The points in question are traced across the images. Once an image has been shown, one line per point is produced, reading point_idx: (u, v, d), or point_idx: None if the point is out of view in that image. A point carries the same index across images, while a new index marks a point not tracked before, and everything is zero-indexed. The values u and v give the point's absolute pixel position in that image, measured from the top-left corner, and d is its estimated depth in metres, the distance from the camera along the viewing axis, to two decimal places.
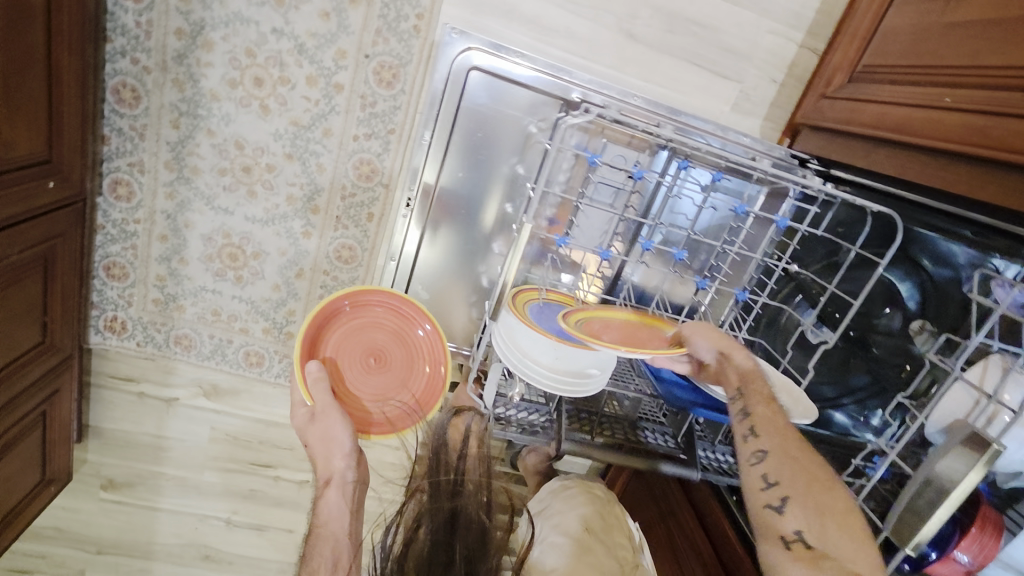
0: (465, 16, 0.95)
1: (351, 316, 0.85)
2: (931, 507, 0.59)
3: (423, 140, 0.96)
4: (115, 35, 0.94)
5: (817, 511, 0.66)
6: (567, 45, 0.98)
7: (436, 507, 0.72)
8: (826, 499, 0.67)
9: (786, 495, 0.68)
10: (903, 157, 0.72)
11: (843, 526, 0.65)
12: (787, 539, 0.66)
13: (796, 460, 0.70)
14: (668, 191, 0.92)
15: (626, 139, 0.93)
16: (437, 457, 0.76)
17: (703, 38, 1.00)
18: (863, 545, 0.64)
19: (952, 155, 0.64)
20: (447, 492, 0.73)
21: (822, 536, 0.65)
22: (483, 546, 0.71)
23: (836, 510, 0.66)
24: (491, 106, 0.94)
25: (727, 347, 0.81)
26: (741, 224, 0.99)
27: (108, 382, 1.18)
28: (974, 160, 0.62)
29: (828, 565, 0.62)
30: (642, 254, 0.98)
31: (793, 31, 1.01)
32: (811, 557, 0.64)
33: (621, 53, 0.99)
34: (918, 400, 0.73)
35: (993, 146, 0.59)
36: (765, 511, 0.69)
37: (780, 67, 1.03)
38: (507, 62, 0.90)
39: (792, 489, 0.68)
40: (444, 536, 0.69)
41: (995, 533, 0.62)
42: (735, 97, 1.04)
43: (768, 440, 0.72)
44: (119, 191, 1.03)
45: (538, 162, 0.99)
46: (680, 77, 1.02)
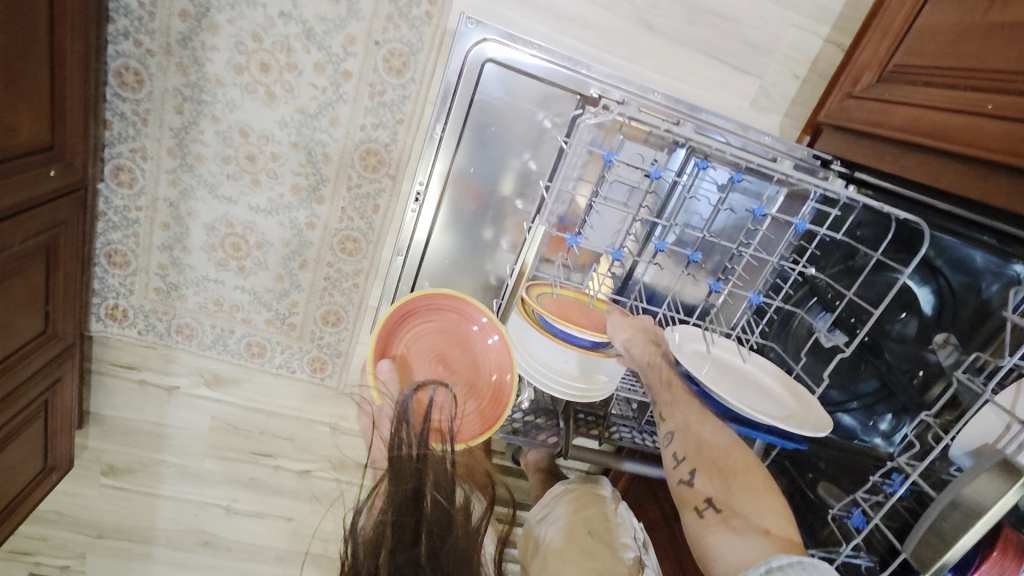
0: (479, 3, 0.92)
1: (422, 317, 0.84)
2: (956, 532, 0.58)
3: (434, 133, 0.93)
4: (117, 16, 0.90)
5: (721, 475, 0.68)
6: (583, 35, 0.94)
7: (399, 490, 0.61)
8: (729, 460, 0.70)
9: (694, 467, 0.71)
10: (937, 165, 0.69)
11: (748, 484, 0.67)
12: (701, 509, 0.67)
13: (696, 430, 0.74)
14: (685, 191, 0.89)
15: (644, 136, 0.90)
16: (397, 430, 0.64)
17: (725, 31, 0.97)
18: (768, 498, 0.66)
19: (993, 165, 0.61)
20: (412, 470, 0.62)
21: (730, 498, 0.66)
22: (450, 527, 0.62)
23: (740, 469, 0.69)
24: (505, 99, 0.91)
25: (634, 342, 0.81)
26: (758, 225, 0.95)
27: (109, 369, 1.17)
28: (1016, 171, 0.59)
29: (739, 523, 0.63)
30: (655, 254, 0.95)
31: (817, 26, 0.97)
32: (724, 520, 0.64)
33: (639, 45, 0.96)
34: (943, 418, 0.71)
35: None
36: (681, 487, 0.71)
37: (803, 63, 0.99)
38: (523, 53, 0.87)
39: (697, 461, 0.71)
40: (410, 516, 0.60)
41: (1017, 557, 0.60)
42: (755, 93, 1.01)
43: (671, 420, 0.76)
44: (121, 177, 1.01)
45: (552, 158, 0.96)
46: (699, 72, 0.99)
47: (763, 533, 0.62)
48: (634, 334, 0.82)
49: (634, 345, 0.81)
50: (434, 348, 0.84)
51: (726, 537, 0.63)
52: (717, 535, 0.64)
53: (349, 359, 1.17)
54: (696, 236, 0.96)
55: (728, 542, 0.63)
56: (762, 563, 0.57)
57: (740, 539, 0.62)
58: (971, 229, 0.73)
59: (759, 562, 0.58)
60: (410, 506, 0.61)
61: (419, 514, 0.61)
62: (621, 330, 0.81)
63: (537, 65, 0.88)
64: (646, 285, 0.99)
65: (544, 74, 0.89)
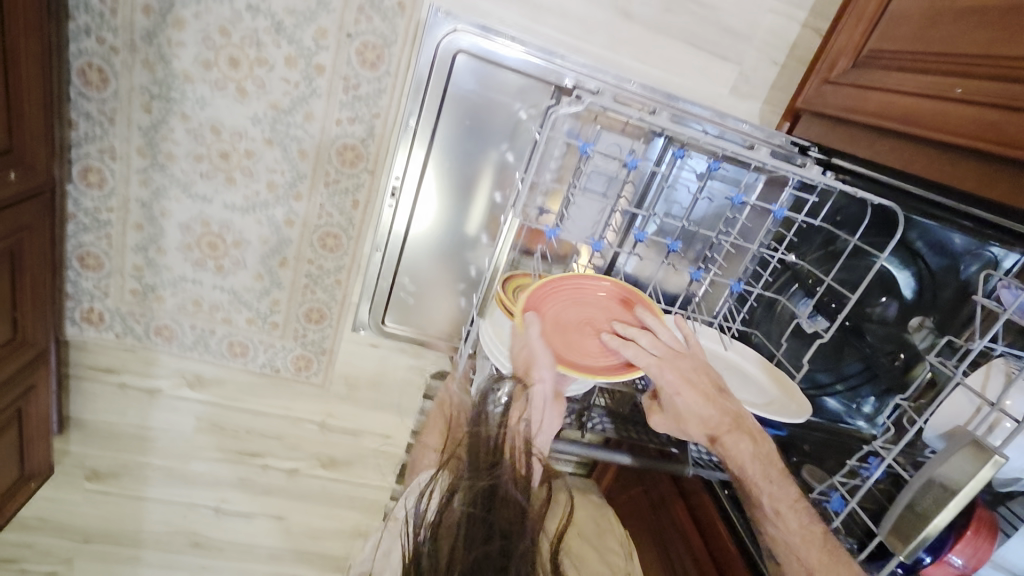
0: None
1: (587, 288, 0.76)
2: (931, 512, 0.59)
3: (409, 126, 0.92)
4: (77, 12, 0.88)
5: None
6: (560, 24, 0.93)
7: (474, 483, 0.66)
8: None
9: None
10: (909, 150, 0.70)
11: None
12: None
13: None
14: (663, 180, 0.89)
15: (620, 127, 0.90)
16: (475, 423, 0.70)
17: (702, 18, 0.96)
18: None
19: (962, 150, 0.62)
20: (486, 464, 0.67)
21: None
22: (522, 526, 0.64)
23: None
24: (481, 92, 0.90)
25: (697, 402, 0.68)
26: (738, 214, 0.95)
27: (87, 374, 1.15)
28: (984, 157, 0.60)
29: None
30: (636, 245, 0.95)
31: (795, 11, 0.97)
32: None
33: (616, 33, 0.95)
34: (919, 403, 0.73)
35: (1005, 142, 0.56)
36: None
37: (781, 49, 0.99)
38: (497, 44, 0.86)
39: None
40: (482, 511, 0.64)
41: (989, 536, 0.62)
42: (734, 80, 1.00)
43: (787, 565, 0.63)
44: (90, 177, 0.98)
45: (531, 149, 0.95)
46: (677, 59, 0.98)
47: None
48: (705, 431, 0.68)
49: (728, 454, 0.67)
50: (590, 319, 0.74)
51: None
52: None
53: (334, 356, 1.16)
54: (676, 226, 0.96)
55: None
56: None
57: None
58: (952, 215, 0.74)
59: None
60: (483, 500, 0.65)
61: (491, 511, 0.64)
62: (696, 425, 0.68)
63: (513, 57, 0.87)
64: (628, 274, 0.99)
65: (520, 66, 0.88)
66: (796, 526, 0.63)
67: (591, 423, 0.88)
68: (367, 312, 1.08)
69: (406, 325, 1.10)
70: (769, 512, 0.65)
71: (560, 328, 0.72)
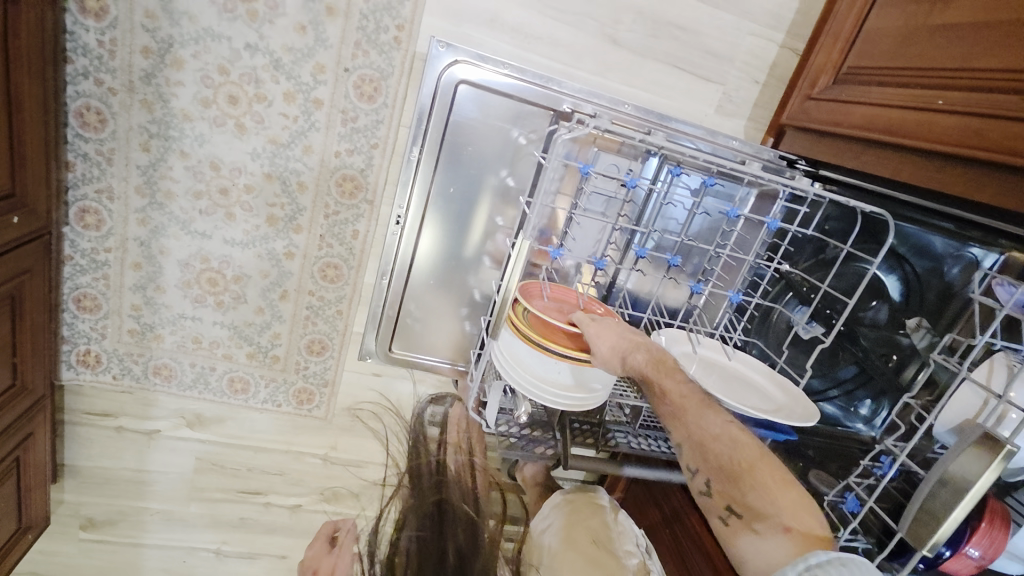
0: (447, 26, 0.93)
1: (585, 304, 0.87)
2: (947, 507, 0.60)
3: (411, 156, 0.94)
4: (75, 56, 0.88)
5: (706, 450, 0.69)
6: (551, 52, 0.96)
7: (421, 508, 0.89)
8: (739, 464, 0.66)
9: (711, 477, 0.68)
10: (895, 159, 0.73)
11: (727, 433, 0.69)
12: (724, 518, 0.66)
13: (700, 433, 0.70)
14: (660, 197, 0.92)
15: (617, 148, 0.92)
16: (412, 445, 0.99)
17: (686, 42, 1.00)
18: (784, 490, 0.64)
19: (948, 157, 0.65)
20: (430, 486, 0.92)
21: (722, 470, 0.67)
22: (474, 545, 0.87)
23: (750, 469, 0.66)
24: (480, 119, 0.93)
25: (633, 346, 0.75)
26: (734, 226, 0.98)
27: (84, 419, 1.13)
28: (968, 162, 0.63)
29: (761, 525, 0.63)
30: (636, 261, 0.97)
31: (773, 33, 1.01)
32: (747, 524, 0.64)
33: (606, 59, 0.98)
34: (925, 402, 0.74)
35: (988, 148, 0.60)
36: (701, 499, 0.69)
37: (762, 69, 1.04)
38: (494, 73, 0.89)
39: (708, 469, 0.68)
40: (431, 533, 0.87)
41: (1003, 525, 0.63)
42: (718, 99, 1.04)
43: (675, 431, 0.72)
44: (87, 219, 0.98)
45: (530, 173, 0.97)
46: (664, 82, 1.02)
47: (784, 530, 0.61)
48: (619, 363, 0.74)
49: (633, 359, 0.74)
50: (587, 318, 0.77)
51: (753, 544, 0.63)
52: (743, 543, 0.64)
53: (336, 387, 1.16)
54: (674, 241, 0.98)
55: (755, 546, 0.62)
56: (800, 562, 0.56)
57: (767, 543, 0.62)
58: (929, 217, 0.77)
59: (796, 558, 0.57)
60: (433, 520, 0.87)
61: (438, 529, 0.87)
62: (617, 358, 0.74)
63: (509, 84, 0.90)
64: (630, 292, 1.01)
65: (517, 92, 0.91)
66: (675, 390, 0.72)
67: (603, 439, 0.89)
68: (372, 340, 1.09)
69: (410, 351, 1.10)
70: (655, 390, 0.73)
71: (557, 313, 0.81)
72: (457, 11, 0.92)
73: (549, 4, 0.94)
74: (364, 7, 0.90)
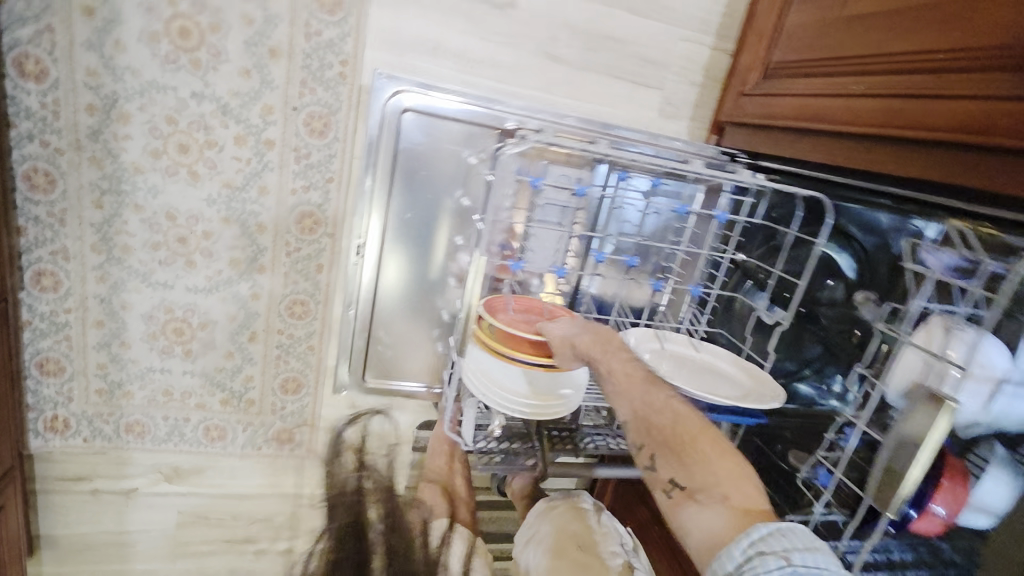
0: (389, 58, 0.95)
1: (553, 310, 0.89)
2: (904, 467, 0.63)
3: (365, 187, 0.95)
4: (19, 120, 0.88)
5: (653, 425, 0.70)
6: (494, 74, 1.00)
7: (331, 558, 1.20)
8: (680, 437, 0.68)
9: (655, 454, 0.69)
10: (829, 144, 0.77)
11: (671, 408, 0.71)
12: (667, 491, 0.66)
13: (644, 409, 0.72)
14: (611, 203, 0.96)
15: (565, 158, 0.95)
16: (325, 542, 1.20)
17: (623, 52, 1.04)
18: (723, 460, 0.64)
19: (876, 137, 0.69)
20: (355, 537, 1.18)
21: (668, 445, 0.68)
22: None
23: (691, 441, 0.67)
24: (429, 144, 0.95)
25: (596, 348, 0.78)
26: (689, 224, 1.02)
27: (56, 486, 1.09)
28: (894, 140, 0.67)
29: (704, 496, 0.63)
30: (596, 265, 1.01)
31: (703, 36, 1.07)
32: (689, 496, 0.64)
33: (547, 75, 1.02)
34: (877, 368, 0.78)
35: (913, 125, 0.64)
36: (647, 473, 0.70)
37: (697, 71, 1.08)
38: (438, 99, 0.92)
39: (653, 444, 0.69)
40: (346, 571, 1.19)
41: (964, 480, 0.66)
42: (659, 103, 1.09)
43: (620, 409, 0.74)
44: (43, 282, 0.96)
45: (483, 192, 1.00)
46: (605, 92, 1.06)
47: (724, 502, 0.61)
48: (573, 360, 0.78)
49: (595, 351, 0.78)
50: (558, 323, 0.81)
51: (693, 515, 0.63)
52: (685, 515, 0.63)
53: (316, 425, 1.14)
54: (631, 243, 1.01)
55: (696, 516, 0.62)
56: (744, 538, 0.57)
57: (706, 512, 0.62)
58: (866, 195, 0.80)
59: (741, 532, 0.58)
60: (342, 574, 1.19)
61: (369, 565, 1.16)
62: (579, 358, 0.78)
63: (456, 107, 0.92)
64: (592, 294, 1.02)
65: (462, 115, 0.94)
66: (622, 371, 0.75)
67: (584, 442, 0.91)
68: (345, 370, 1.08)
69: (384, 379, 1.10)
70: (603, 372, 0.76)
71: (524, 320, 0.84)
72: (398, 42, 0.94)
73: (487, 28, 0.97)
74: (306, 46, 0.92)
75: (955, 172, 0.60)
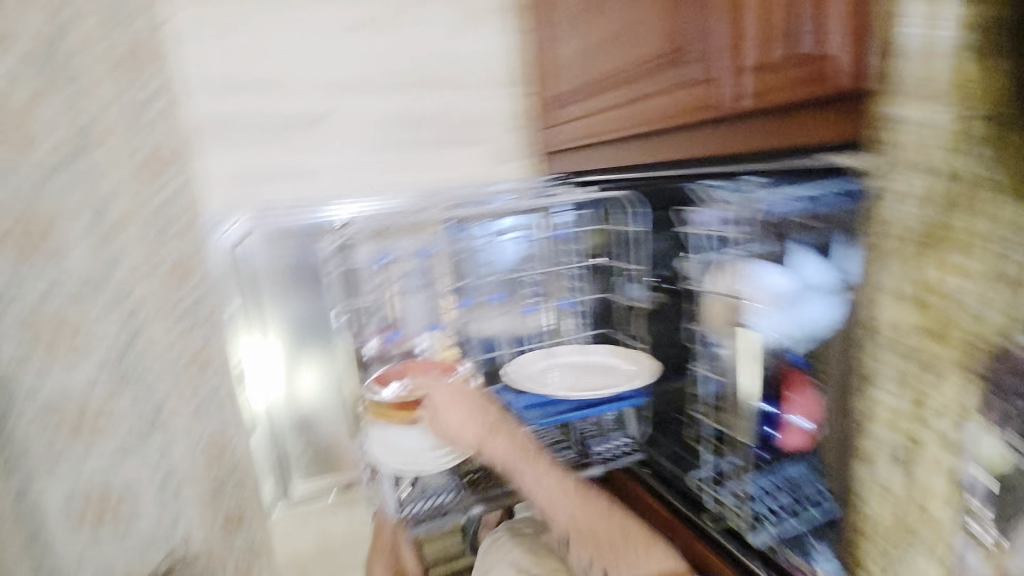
0: (230, 193, 1.06)
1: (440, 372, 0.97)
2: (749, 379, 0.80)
3: (233, 309, 0.97)
4: None
5: (593, 540, 0.83)
6: (332, 179, 1.12)
7: None
8: (605, 541, 0.83)
9: (593, 559, 0.82)
10: (641, 143, 0.84)
11: (602, 513, 0.85)
12: None
13: (580, 526, 0.84)
14: (457, 254, 1.07)
15: (409, 229, 1.04)
16: None
17: (440, 125, 1.18)
18: (651, 562, 0.80)
19: (661, 130, 0.77)
20: None
21: (606, 557, 0.81)
22: None
23: (619, 543, 0.82)
24: (290, 254, 1.00)
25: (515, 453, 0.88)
26: (536, 249, 1.12)
27: None
28: (674, 129, 0.75)
29: None
30: (470, 310, 1.09)
31: (507, 89, 1.20)
32: None
33: (379, 165, 1.15)
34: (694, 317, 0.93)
35: (677, 116, 0.71)
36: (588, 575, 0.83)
37: (512, 118, 1.22)
38: (280, 215, 0.97)
39: (592, 552, 0.82)
40: None
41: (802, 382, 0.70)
42: (488, 155, 1.21)
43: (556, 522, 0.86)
44: None
45: (354, 281, 1.03)
46: (436, 161, 1.18)
47: None
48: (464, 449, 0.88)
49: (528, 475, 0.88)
50: (420, 376, 0.95)
51: None
52: None
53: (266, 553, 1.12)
54: (492, 281, 1.10)
55: None
56: None
57: None
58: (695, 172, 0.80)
59: None
60: None
61: None
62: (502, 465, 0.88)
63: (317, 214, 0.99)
64: (471, 337, 1.09)
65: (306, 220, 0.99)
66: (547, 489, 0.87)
67: None
68: (272, 488, 1.04)
69: (317, 489, 1.08)
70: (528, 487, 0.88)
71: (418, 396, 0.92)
72: (236, 177, 1.06)
73: (313, 144, 1.10)
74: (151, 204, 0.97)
75: (721, 147, 0.66)
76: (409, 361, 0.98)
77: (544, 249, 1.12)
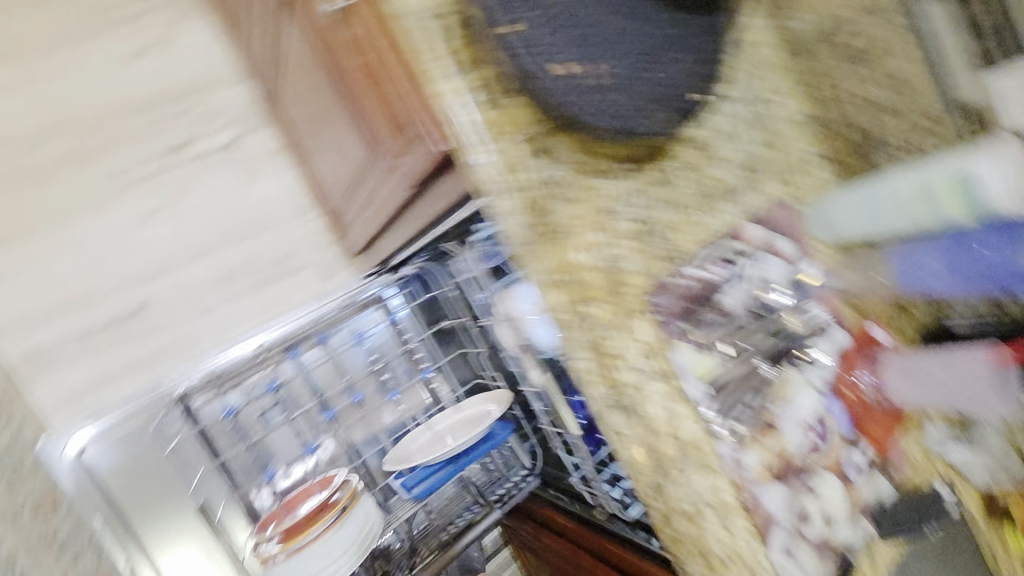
0: (75, 412, 1.11)
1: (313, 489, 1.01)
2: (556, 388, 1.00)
3: (98, 519, 1.08)
4: None
5: None
6: (173, 355, 1.18)
7: None
8: None
9: None
10: (392, 227, 0.95)
11: None
12: None
13: None
14: (303, 375, 1.14)
15: (248, 376, 1.09)
16: None
17: (259, 267, 1.27)
18: None
19: (394, 210, 0.88)
20: None
21: None
22: None
23: None
24: (131, 450, 1.14)
25: None
26: (372, 341, 1.21)
27: None
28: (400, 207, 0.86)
29: None
30: (340, 417, 1.17)
31: (308, 211, 1.31)
32: None
33: (214, 323, 1.22)
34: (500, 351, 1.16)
35: (394, 198, 0.82)
36: None
37: (324, 233, 1.32)
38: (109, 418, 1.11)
39: None
40: None
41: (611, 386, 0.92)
42: (315, 273, 1.32)
43: None
44: None
45: (213, 443, 1.07)
46: (269, 298, 1.28)
47: None
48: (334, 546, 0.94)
49: None
50: (312, 505, 0.97)
51: None
52: None
53: None
54: (349, 383, 1.19)
55: None
56: None
57: None
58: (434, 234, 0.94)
59: None
60: None
61: None
62: None
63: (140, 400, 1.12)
64: (342, 440, 1.16)
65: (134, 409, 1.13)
66: None
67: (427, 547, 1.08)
68: None
69: None
70: None
71: (305, 521, 0.95)
72: (75, 395, 1.12)
73: (141, 332, 1.16)
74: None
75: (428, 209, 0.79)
76: (288, 504, 0.99)
77: (386, 335, 1.22)
